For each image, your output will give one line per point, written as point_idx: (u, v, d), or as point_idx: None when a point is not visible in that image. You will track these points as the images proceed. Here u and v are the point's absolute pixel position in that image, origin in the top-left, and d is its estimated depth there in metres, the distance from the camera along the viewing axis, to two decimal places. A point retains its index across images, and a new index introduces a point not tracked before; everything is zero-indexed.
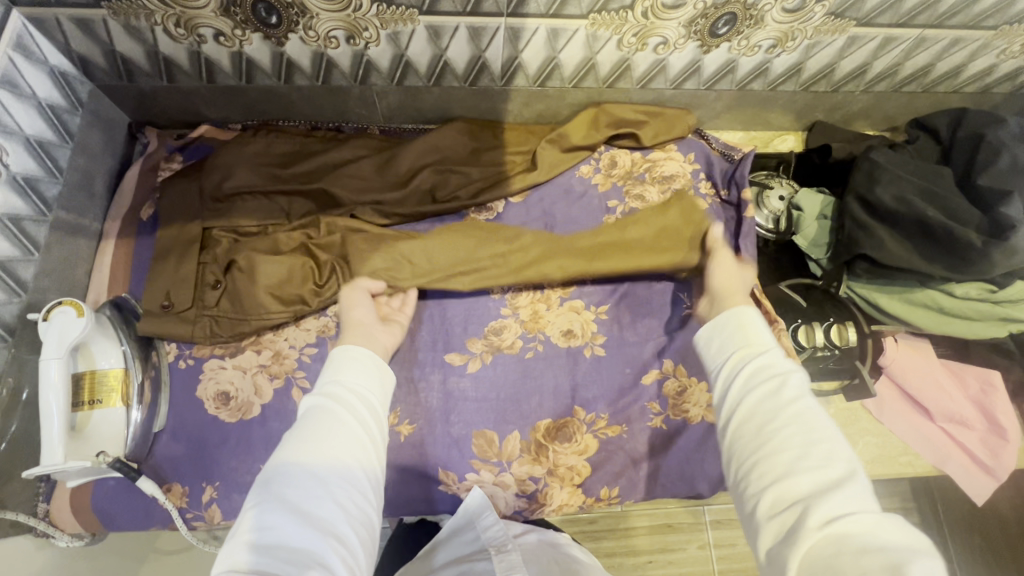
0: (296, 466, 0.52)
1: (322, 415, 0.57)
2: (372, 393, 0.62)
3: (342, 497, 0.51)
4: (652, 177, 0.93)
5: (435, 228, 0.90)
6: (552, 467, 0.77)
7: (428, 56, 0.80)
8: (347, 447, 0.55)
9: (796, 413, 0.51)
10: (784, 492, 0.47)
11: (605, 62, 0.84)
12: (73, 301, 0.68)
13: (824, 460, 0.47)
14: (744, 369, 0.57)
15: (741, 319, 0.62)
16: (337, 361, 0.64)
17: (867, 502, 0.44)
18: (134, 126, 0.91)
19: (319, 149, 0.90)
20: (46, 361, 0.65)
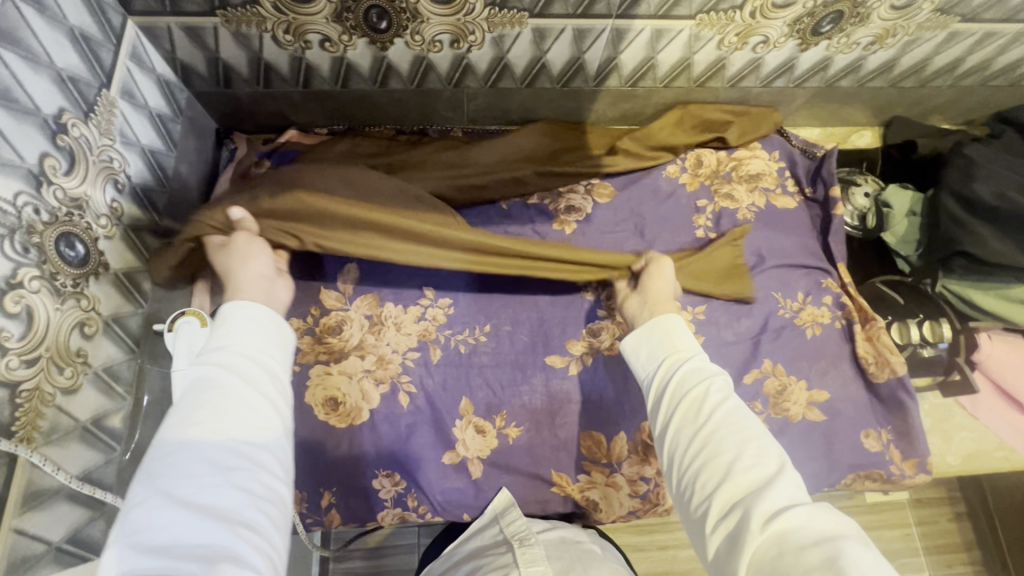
0: (177, 452, 0.42)
1: (207, 387, 0.45)
2: (259, 347, 0.50)
3: (243, 476, 0.42)
4: (739, 175, 0.93)
5: (527, 229, 0.89)
6: (663, 468, 0.78)
7: (527, 59, 0.80)
8: (252, 426, 0.45)
9: (721, 416, 0.50)
10: (724, 497, 0.46)
11: (701, 62, 0.84)
12: (195, 311, 0.68)
13: (757, 459, 0.47)
14: (672, 377, 0.56)
15: (669, 331, 0.61)
16: (221, 324, 0.51)
17: (794, 492, 0.44)
18: (222, 132, 0.91)
19: (404, 150, 0.88)
20: (178, 371, 0.65)
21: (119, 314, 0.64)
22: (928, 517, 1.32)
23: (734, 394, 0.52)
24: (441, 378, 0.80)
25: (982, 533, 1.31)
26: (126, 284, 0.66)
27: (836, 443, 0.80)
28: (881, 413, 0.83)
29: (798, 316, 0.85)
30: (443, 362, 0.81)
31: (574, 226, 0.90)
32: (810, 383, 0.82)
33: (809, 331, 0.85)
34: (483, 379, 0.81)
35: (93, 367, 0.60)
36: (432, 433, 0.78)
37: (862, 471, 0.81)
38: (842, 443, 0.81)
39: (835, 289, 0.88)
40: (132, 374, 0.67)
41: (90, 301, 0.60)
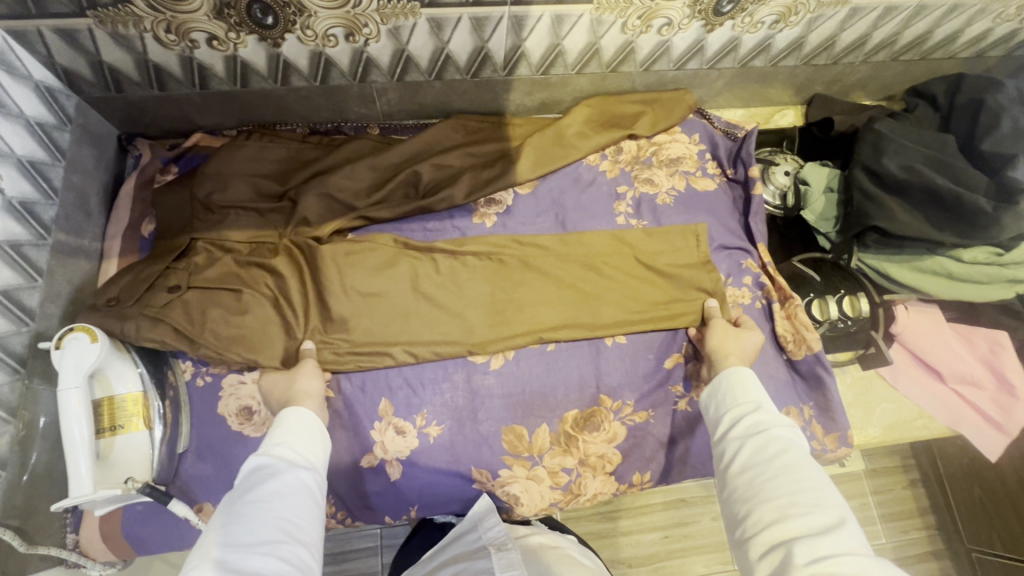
0: (226, 516, 0.51)
1: (265, 472, 0.56)
2: (305, 446, 0.61)
3: (274, 546, 0.49)
4: (659, 160, 0.93)
5: (445, 224, 0.88)
6: (584, 457, 0.78)
7: (430, 50, 0.78)
8: (287, 503, 0.53)
9: (783, 462, 0.54)
10: (773, 536, 0.49)
11: (609, 47, 0.83)
12: (85, 327, 0.66)
13: (815, 502, 0.49)
14: (742, 423, 0.61)
15: (741, 382, 0.65)
16: (281, 426, 0.62)
17: (858, 543, 0.46)
18: (124, 138, 0.87)
19: (315, 156, 0.88)
20: (65, 390, 0.63)
21: None
22: (882, 486, 1.35)
23: (799, 446, 0.56)
24: (360, 381, 0.78)
25: (935, 498, 1.34)
26: (5, 302, 0.63)
27: None
28: (803, 389, 0.84)
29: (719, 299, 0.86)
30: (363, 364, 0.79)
31: (494, 218, 0.89)
32: None
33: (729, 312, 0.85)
34: (402, 379, 0.79)
35: None
36: (351, 436, 0.77)
37: None
38: None
39: (754, 269, 0.87)
40: (17, 395, 0.64)
41: None
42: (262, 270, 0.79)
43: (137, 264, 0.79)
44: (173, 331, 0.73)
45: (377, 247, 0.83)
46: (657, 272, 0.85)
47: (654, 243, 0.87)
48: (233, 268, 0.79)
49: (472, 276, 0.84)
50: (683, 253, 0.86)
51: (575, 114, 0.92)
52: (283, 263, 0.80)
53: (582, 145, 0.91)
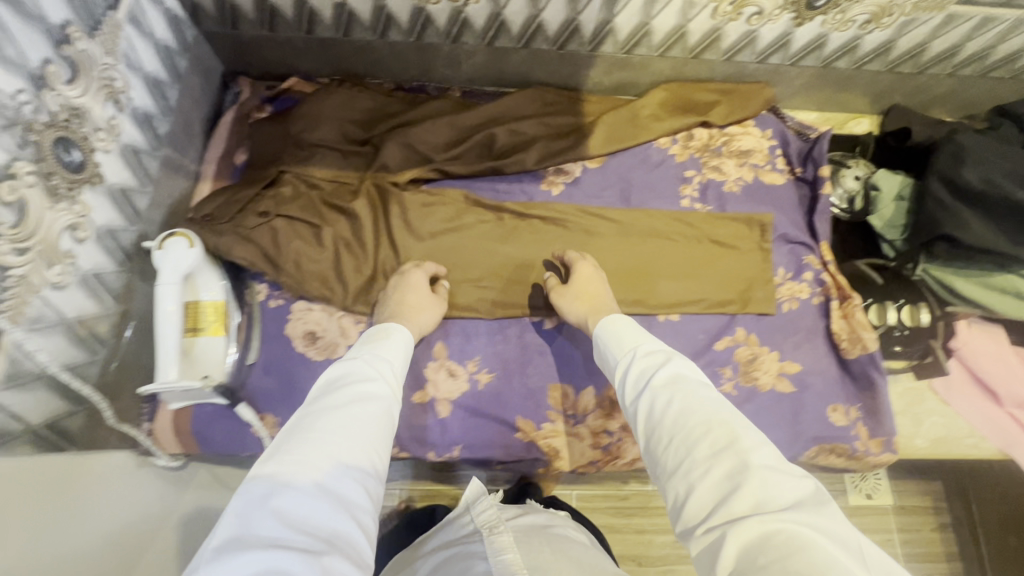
0: (316, 425, 0.52)
1: (365, 386, 0.58)
2: (396, 364, 0.64)
3: (371, 469, 0.52)
4: (729, 150, 0.94)
5: (513, 187, 0.91)
6: (626, 423, 0.79)
7: (524, 16, 0.82)
8: (370, 420, 0.55)
9: (672, 419, 0.55)
10: (695, 505, 0.49)
11: (696, 32, 0.85)
12: (183, 232, 0.71)
13: (711, 457, 0.50)
14: (639, 373, 0.62)
15: (617, 336, 0.69)
16: (373, 341, 0.66)
17: (764, 479, 0.47)
18: (228, 75, 0.94)
19: (399, 109, 0.93)
20: (161, 286, 0.69)
21: (111, 227, 0.68)
22: (910, 525, 1.25)
23: (689, 385, 0.58)
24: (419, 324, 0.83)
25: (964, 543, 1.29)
26: (121, 199, 0.69)
27: (802, 415, 0.81)
28: (852, 390, 0.83)
29: (776, 292, 0.86)
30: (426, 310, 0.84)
31: (561, 187, 0.92)
32: (781, 354, 0.84)
33: (784, 304, 0.86)
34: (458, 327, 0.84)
35: (82, 270, 0.63)
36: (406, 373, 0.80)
37: (827, 444, 0.81)
38: (807, 416, 0.81)
39: (816, 266, 0.87)
40: (120, 284, 0.69)
41: (83, 209, 0.63)
42: (340, 207, 0.84)
43: (230, 187, 0.85)
44: (259, 251, 0.79)
45: (448, 201, 0.88)
46: (717, 259, 0.87)
47: (716, 229, 0.88)
48: (316, 202, 0.84)
49: (533, 240, 0.88)
50: (742, 242, 0.88)
51: (650, 96, 0.94)
52: (362, 203, 0.84)
53: (655, 127, 0.93)
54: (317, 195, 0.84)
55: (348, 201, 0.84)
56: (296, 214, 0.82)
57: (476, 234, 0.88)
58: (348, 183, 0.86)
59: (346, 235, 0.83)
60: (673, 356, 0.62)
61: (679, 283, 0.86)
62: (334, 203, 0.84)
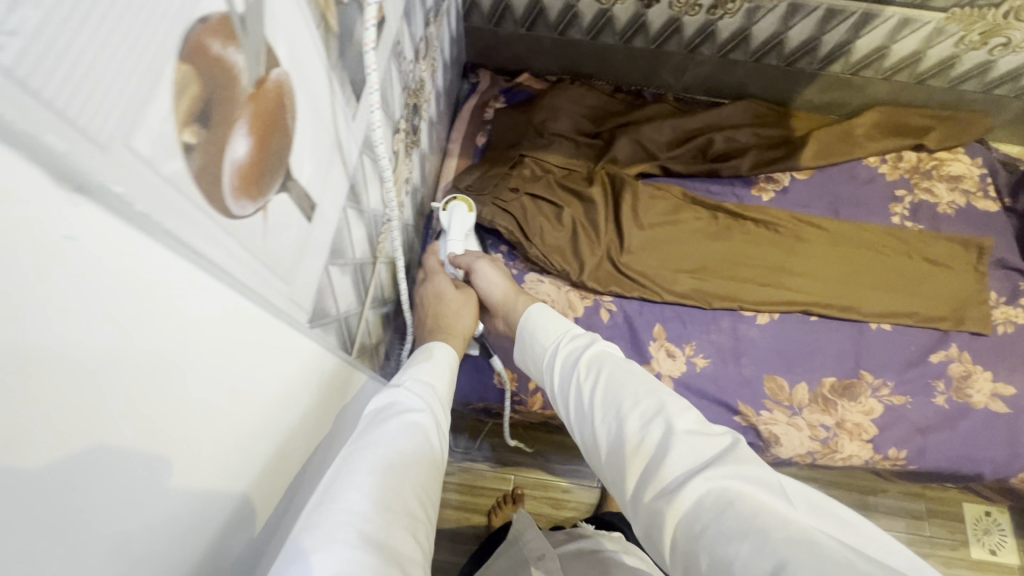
0: (363, 465, 0.44)
1: (405, 416, 0.52)
2: (439, 391, 0.59)
3: (417, 511, 0.45)
4: (940, 174, 0.97)
5: (725, 189, 0.98)
6: (841, 421, 0.82)
7: (770, 33, 0.90)
8: (415, 450, 0.48)
9: (601, 399, 0.51)
10: (633, 490, 0.45)
11: (931, 57, 0.90)
12: (461, 198, 0.84)
13: (642, 428, 0.47)
14: (562, 360, 0.58)
15: (537, 325, 0.63)
16: (406, 367, 0.60)
17: (693, 443, 0.44)
18: (470, 67, 1.06)
19: (622, 110, 1.01)
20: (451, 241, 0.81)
21: (415, 185, 0.78)
22: None
23: (613, 360, 0.54)
24: (640, 305, 0.89)
25: None
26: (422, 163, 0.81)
27: (1019, 436, 0.82)
28: None
29: (991, 314, 0.88)
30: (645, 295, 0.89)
31: (771, 193, 0.97)
32: (995, 376, 0.85)
33: (998, 327, 0.87)
34: (675, 312, 0.89)
35: (403, 218, 0.74)
36: (628, 349, 0.87)
37: None
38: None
39: None
40: (410, 236, 0.80)
41: (411, 166, 0.74)
42: (576, 191, 0.92)
43: (477, 167, 0.95)
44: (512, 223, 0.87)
45: (669, 196, 0.95)
46: (932, 276, 0.90)
47: (930, 247, 0.91)
48: (554, 185, 0.92)
49: (747, 241, 0.93)
50: (958, 262, 0.90)
51: (862, 116, 0.99)
52: (597, 188, 0.92)
53: (868, 145, 0.98)
54: (556, 178, 0.93)
55: (587, 188, 0.92)
56: (539, 194, 0.91)
57: (692, 228, 0.94)
58: (580, 170, 0.95)
59: (580, 216, 0.91)
60: (596, 335, 0.58)
61: (892, 295, 0.89)
62: (570, 187, 0.92)
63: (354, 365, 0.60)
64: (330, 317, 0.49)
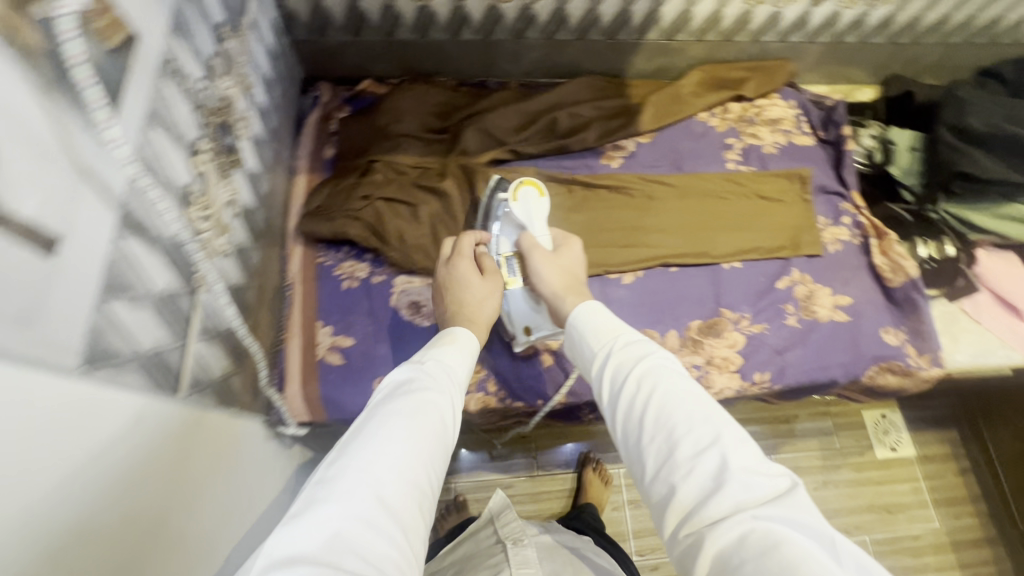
0: (384, 432, 0.49)
1: (427, 392, 0.55)
2: (459, 367, 0.63)
3: (427, 487, 0.49)
4: (761, 119, 1.06)
5: (578, 163, 1.02)
6: (710, 357, 0.88)
7: (584, 9, 0.94)
8: (433, 426, 0.52)
9: (653, 419, 0.53)
10: (674, 511, 0.48)
11: (729, 15, 0.98)
12: (531, 183, 0.87)
13: (694, 457, 0.49)
14: (610, 365, 0.60)
15: (595, 329, 0.65)
16: (435, 344, 0.64)
17: (746, 483, 0.46)
18: (307, 80, 1.03)
19: (469, 102, 1.03)
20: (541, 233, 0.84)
21: (248, 207, 0.75)
22: (937, 471, 1.35)
23: (664, 378, 0.56)
24: None
25: (991, 482, 1.35)
26: (254, 183, 0.77)
27: (860, 338, 0.91)
28: (899, 314, 0.94)
29: (822, 235, 0.98)
30: None
31: (619, 160, 1.03)
32: (834, 289, 0.94)
33: (829, 247, 0.97)
34: None
35: (235, 243, 0.69)
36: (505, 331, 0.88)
37: (885, 362, 0.90)
38: (864, 338, 0.91)
39: (851, 211, 0.99)
40: (253, 262, 0.76)
41: (234, 188, 0.70)
42: (431, 187, 0.92)
43: (327, 180, 0.93)
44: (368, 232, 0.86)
45: (524, 178, 0.97)
46: (768, 210, 0.98)
47: (762, 185, 1.00)
48: (407, 186, 0.92)
49: (604, 208, 0.97)
50: (789, 194, 0.99)
51: (687, 77, 1.07)
52: (451, 182, 0.93)
53: (696, 102, 1.05)
54: (408, 179, 0.93)
55: (440, 183, 0.92)
56: (392, 197, 0.90)
57: (552, 205, 0.97)
58: (433, 166, 0.95)
59: (439, 211, 0.91)
60: (650, 349, 0.60)
61: (738, 235, 0.96)
62: (424, 184, 0.92)
63: (193, 407, 0.56)
64: (122, 357, 0.45)
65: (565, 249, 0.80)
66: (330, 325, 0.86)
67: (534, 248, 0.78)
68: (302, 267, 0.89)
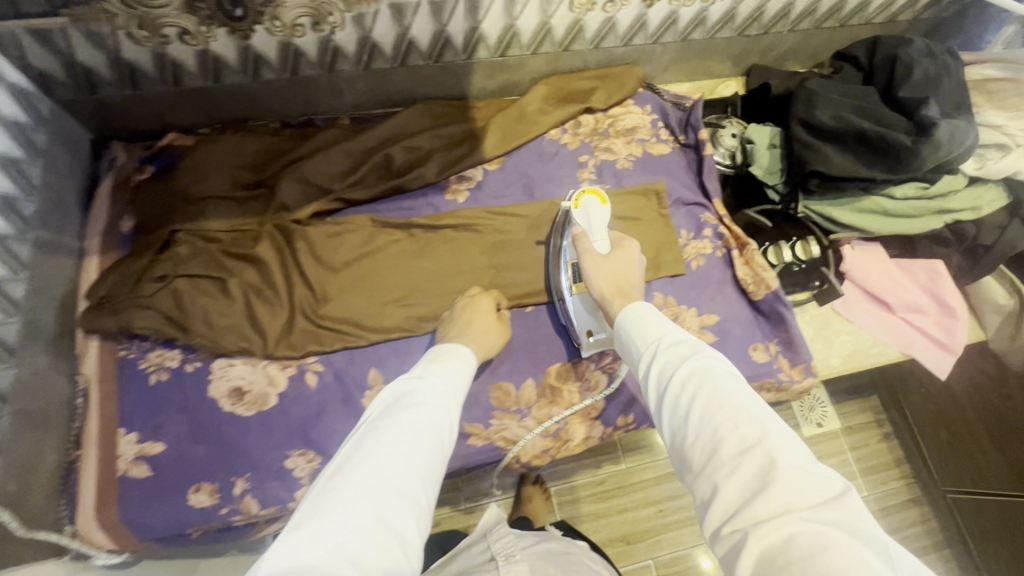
0: (384, 449, 0.53)
1: (424, 409, 0.59)
2: (455, 383, 0.66)
3: (421, 500, 0.52)
4: (615, 130, 0.99)
5: (419, 202, 0.93)
6: (570, 406, 0.81)
7: (393, 36, 0.83)
8: (428, 439, 0.56)
9: (700, 418, 0.52)
10: (719, 513, 0.47)
11: (559, 26, 0.89)
12: (591, 191, 0.85)
13: (739, 455, 0.48)
14: (658, 365, 0.59)
15: (643, 330, 0.64)
16: (438, 357, 0.68)
17: (794, 479, 0.45)
18: (98, 141, 0.89)
19: (291, 146, 0.91)
20: (598, 240, 0.80)
21: None
22: (859, 441, 1.35)
23: (714, 376, 0.55)
24: (348, 354, 0.83)
25: (908, 447, 1.34)
26: None
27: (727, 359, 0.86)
28: (767, 327, 0.90)
29: (684, 252, 0.92)
30: (349, 342, 0.82)
31: (465, 194, 0.94)
32: (699, 309, 0.89)
33: (692, 263, 0.92)
34: (390, 349, 0.83)
35: None
36: (343, 408, 0.80)
37: (756, 383, 0.86)
38: (732, 359, 0.86)
39: (713, 222, 0.94)
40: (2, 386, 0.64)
41: None
42: (244, 256, 0.82)
43: (121, 260, 0.81)
44: (166, 322, 0.76)
45: (356, 228, 0.87)
46: (627, 231, 0.91)
47: (618, 205, 0.93)
48: (214, 258, 0.81)
49: (449, 252, 0.89)
50: (646, 212, 0.93)
51: (532, 93, 0.98)
52: (267, 247, 0.83)
53: (543, 121, 0.97)
54: (217, 248, 0.82)
55: (254, 251, 0.82)
56: (196, 275, 0.79)
57: (392, 253, 0.88)
58: (247, 230, 0.84)
59: (255, 281, 0.81)
60: (698, 347, 0.59)
61: None
62: (235, 254, 0.82)
63: None
64: None
65: (618, 249, 0.79)
66: (135, 432, 0.75)
67: (585, 252, 0.78)
68: (98, 365, 0.77)
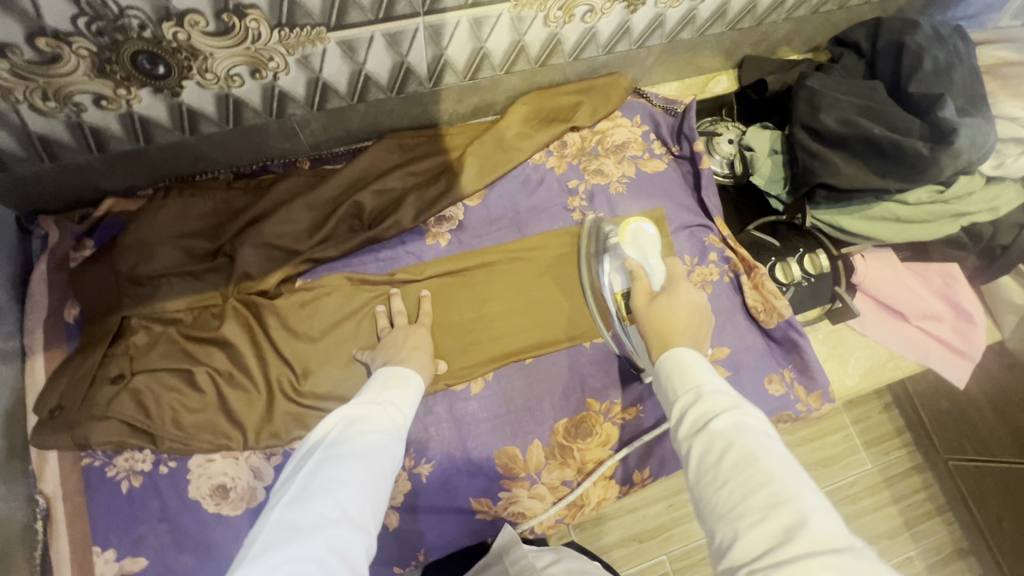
0: (340, 477, 0.48)
1: (375, 435, 0.54)
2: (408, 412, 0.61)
3: (371, 529, 0.47)
4: (605, 148, 0.90)
5: (398, 250, 0.84)
6: (581, 466, 0.77)
7: (346, 73, 0.73)
8: (376, 469, 0.51)
9: (730, 466, 0.45)
10: (739, 560, 0.40)
11: (534, 42, 0.79)
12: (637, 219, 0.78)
13: (767, 507, 0.42)
14: (684, 404, 0.51)
15: (679, 366, 0.55)
16: (388, 381, 0.63)
17: (824, 538, 0.39)
18: (23, 218, 0.78)
19: (246, 202, 0.81)
20: (652, 270, 0.73)
21: None
22: (862, 415, 1.26)
23: (746, 424, 0.47)
24: None
25: (909, 418, 1.26)
26: None
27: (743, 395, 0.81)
28: (780, 354, 0.85)
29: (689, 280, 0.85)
30: None
31: (448, 236, 0.86)
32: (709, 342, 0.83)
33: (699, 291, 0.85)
34: None
35: None
36: None
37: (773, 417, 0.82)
38: (748, 395, 0.81)
39: (717, 245, 0.87)
40: None
41: None
42: (210, 338, 0.74)
43: (70, 359, 0.72)
44: (131, 429, 0.69)
45: (331, 290, 0.79)
46: None
47: None
48: (177, 345, 0.73)
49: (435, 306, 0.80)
50: None
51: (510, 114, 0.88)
52: (234, 325, 0.74)
53: (525, 146, 0.87)
54: (178, 333, 0.74)
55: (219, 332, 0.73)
56: (158, 368, 0.72)
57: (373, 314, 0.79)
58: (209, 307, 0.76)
59: (224, 366, 0.73)
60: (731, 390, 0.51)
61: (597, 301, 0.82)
62: (200, 337, 0.74)
63: None
64: None
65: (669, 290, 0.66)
66: (112, 550, 0.68)
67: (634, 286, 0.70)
68: (61, 480, 0.70)
